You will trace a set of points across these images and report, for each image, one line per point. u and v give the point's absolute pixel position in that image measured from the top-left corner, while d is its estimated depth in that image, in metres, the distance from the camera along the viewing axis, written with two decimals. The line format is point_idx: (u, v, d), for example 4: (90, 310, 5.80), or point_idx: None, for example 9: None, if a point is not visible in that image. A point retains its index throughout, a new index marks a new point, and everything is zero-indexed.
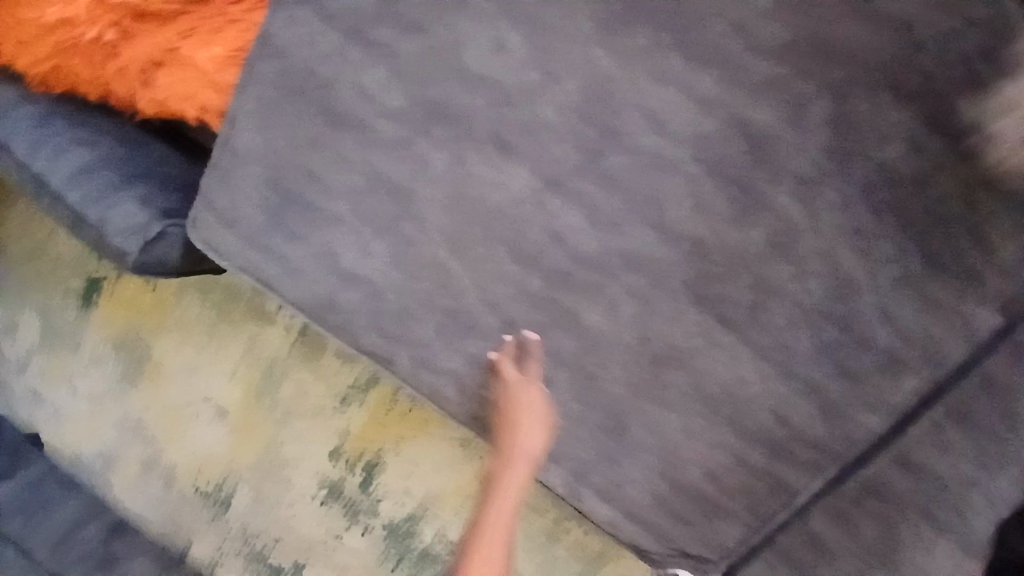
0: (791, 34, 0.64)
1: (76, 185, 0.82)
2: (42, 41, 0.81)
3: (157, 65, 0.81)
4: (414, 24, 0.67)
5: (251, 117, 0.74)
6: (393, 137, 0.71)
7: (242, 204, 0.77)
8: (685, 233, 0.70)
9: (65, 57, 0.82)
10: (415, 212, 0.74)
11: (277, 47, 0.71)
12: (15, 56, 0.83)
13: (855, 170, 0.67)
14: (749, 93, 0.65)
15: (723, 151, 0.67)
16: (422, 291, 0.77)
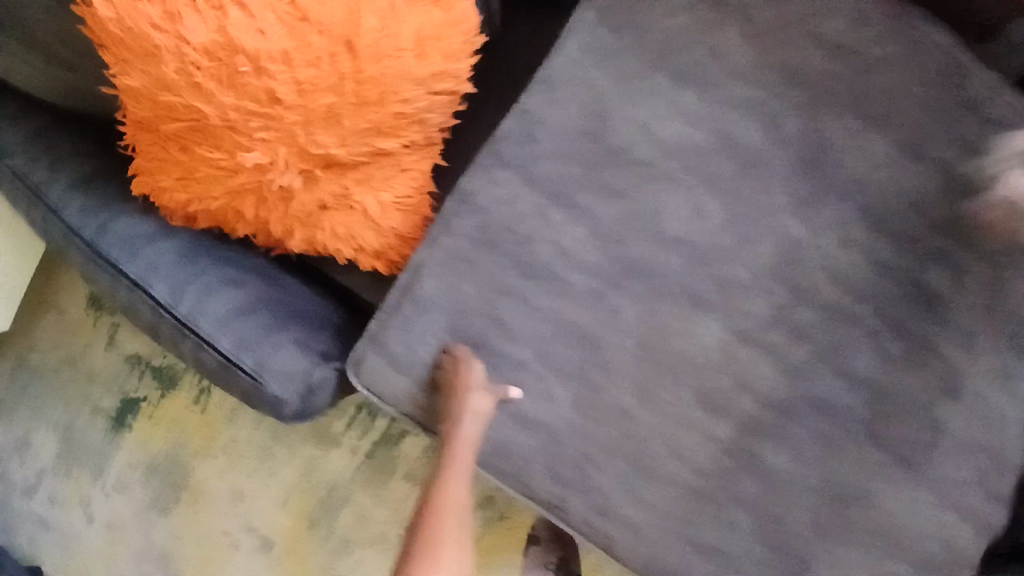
0: (953, 212, 0.71)
1: (230, 328, 0.76)
2: (213, 180, 0.70)
3: (323, 208, 0.77)
4: (616, 189, 0.70)
5: (440, 266, 0.74)
6: (585, 289, 0.73)
7: (419, 348, 0.76)
8: (866, 379, 0.73)
9: (229, 195, 0.73)
10: (604, 359, 0.74)
11: (477, 204, 0.73)
12: (167, 189, 0.72)
13: (1011, 326, 0.72)
14: (919, 258, 0.72)
15: (898, 308, 0.72)
16: (605, 437, 0.76)
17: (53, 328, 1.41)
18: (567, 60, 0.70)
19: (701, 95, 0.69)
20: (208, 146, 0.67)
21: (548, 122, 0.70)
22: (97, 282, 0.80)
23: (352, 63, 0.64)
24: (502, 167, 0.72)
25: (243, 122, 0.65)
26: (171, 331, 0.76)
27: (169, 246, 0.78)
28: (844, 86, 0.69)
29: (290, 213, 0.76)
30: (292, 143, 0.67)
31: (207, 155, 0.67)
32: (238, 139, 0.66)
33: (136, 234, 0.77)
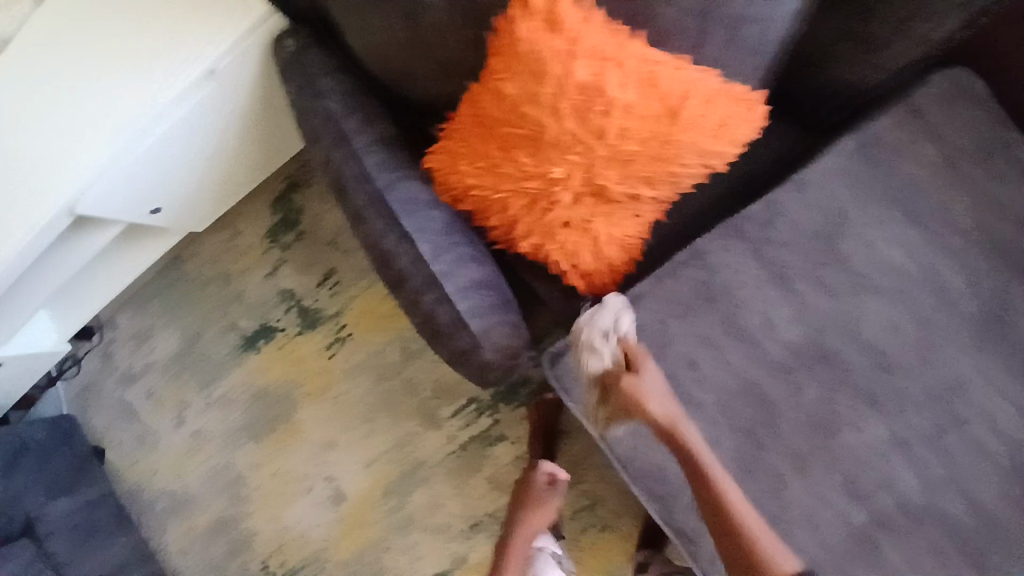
0: None
1: (467, 296, 0.90)
2: (507, 179, 0.86)
3: (566, 225, 0.90)
4: (831, 290, 0.86)
5: (660, 303, 0.87)
6: (778, 361, 0.87)
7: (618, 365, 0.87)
8: (990, 510, 0.82)
9: (507, 192, 0.88)
10: (775, 423, 0.86)
11: (709, 263, 0.87)
12: (465, 174, 0.89)
13: None
14: None
15: None
16: (750, 490, 0.84)
17: (221, 243, 1.52)
18: (817, 176, 0.88)
19: (915, 239, 0.87)
20: (524, 154, 0.81)
21: (789, 217, 0.87)
22: (362, 224, 0.94)
23: (668, 128, 0.78)
24: (738, 241, 0.87)
25: (563, 146, 0.79)
26: (421, 282, 0.89)
27: (439, 217, 0.93)
28: None
29: (541, 221, 0.90)
30: (587, 170, 0.81)
31: (518, 159, 0.82)
32: (551, 155, 0.80)
33: (417, 199, 0.92)
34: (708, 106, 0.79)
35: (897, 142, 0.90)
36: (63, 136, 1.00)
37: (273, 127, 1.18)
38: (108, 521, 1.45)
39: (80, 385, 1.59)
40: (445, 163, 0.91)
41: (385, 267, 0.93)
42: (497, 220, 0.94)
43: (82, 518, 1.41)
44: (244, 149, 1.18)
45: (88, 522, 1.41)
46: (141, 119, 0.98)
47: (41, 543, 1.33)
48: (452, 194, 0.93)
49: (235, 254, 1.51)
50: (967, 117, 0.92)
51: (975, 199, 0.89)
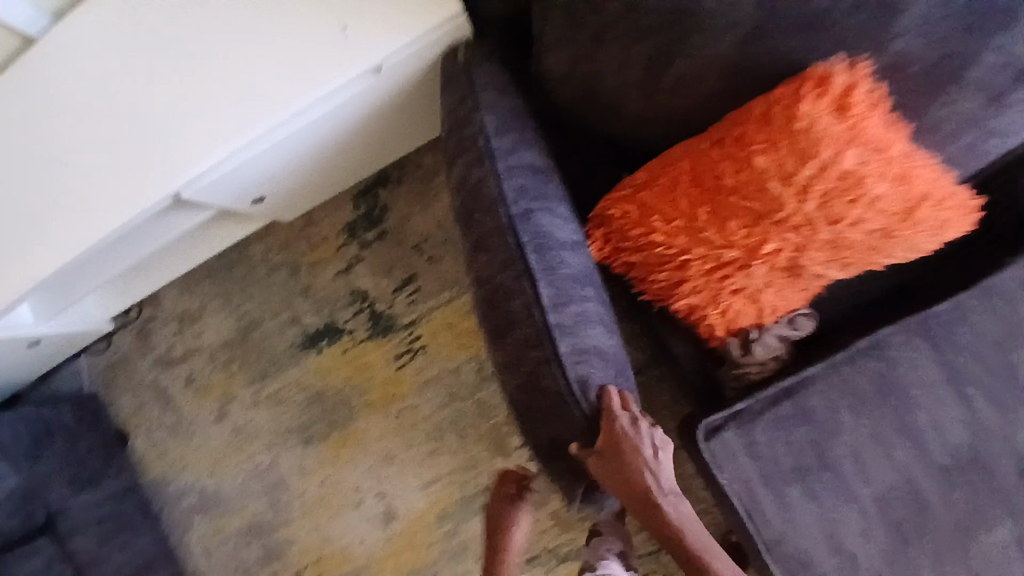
0: None
1: (582, 361, 0.80)
2: (705, 239, 0.82)
3: (740, 292, 0.84)
4: (1001, 399, 0.86)
5: (829, 388, 0.86)
6: (938, 463, 0.86)
7: (780, 448, 0.85)
8: None
9: (696, 251, 0.82)
10: (924, 517, 0.85)
11: (885, 355, 0.87)
12: (655, 225, 0.83)
13: None
14: None
15: None
16: None
17: (292, 231, 1.41)
18: (1012, 284, 0.87)
19: None
20: (736, 220, 0.80)
21: (969, 321, 0.88)
22: (486, 253, 0.83)
23: (893, 221, 0.79)
24: (916, 337, 0.88)
25: (785, 220, 0.78)
26: (532, 333, 0.80)
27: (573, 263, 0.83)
28: None
29: (718, 284, 0.84)
30: (797, 251, 0.80)
31: (728, 223, 0.80)
32: (770, 231, 0.79)
33: (552, 233, 0.83)
34: (933, 208, 0.79)
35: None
36: (207, 100, 0.91)
37: (408, 127, 1.12)
38: (137, 518, 1.28)
39: (114, 360, 1.44)
40: (630, 215, 0.84)
41: (497, 304, 0.83)
42: (664, 283, 0.87)
43: (109, 514, 1.23)
44: (373, 144, 1.10)
45: (116, 518, 1.24)
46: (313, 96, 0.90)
47: (64, 542, 1.15)
48: (622, 244, 0.87)
49: (307, 244, 1.40)
50: None
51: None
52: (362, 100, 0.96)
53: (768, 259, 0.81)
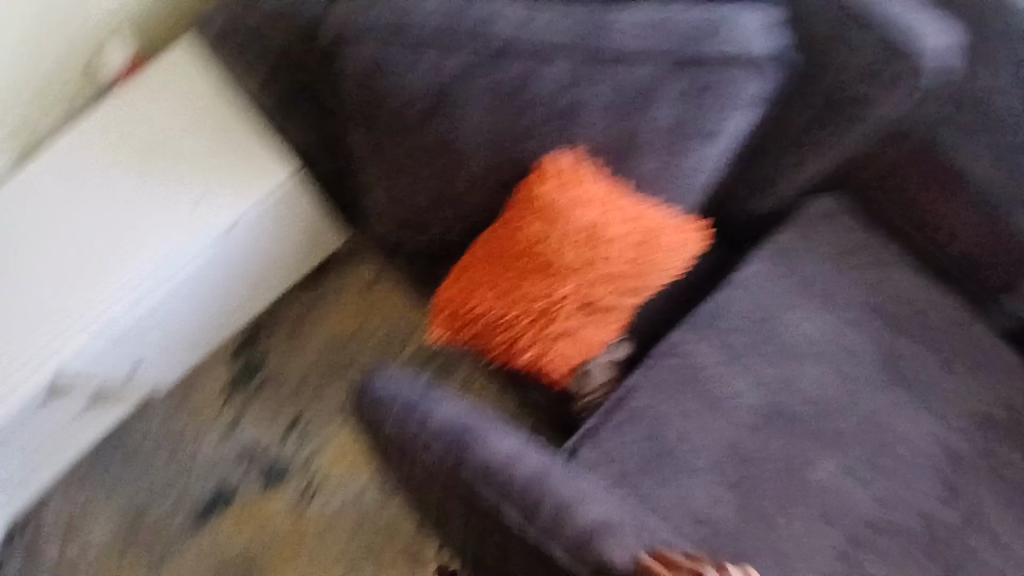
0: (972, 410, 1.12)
1: (503, 447, 0.89)
2: (518, 303, 1.04)
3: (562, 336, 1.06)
4: (771, 360, 1.11)
5: (647, 391, 1.07)
6: (749, 423, 1.06)
7: (626, 449, 1.04)
8: (912, 505, 1.06)
9: (515, 315, 1.04)
10: (755, 470, 1.04)
11: (679, 351, 1.10)
12: (477, 303, 1.05)
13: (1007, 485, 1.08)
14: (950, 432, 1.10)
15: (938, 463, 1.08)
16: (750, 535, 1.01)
17: (170, 406, 1.46)
18: (747, 275, 1.17)
19: (825, 317, 1.15)
20: (533, 282, 1.03)
21: (730, 310, 1.14)
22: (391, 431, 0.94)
23: (644, 248, 1.05)
24: (698, 333, 1.12)
25: (567, 271, 1.03)
26: (451, 448, 0.88)
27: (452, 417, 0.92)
28: (906, 321, 1.16)
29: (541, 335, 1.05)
30: (585, 292, 1.04)
31: (529, 286, 1.03)
32: (559, 283, 1.03)
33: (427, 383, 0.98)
34: (670, 232, 1.06)
35: (810, 243, 1.19)
36: (75, 287, 1.05)
37: (264, 283, 1.26)
38: None
39: None
40: (458, 301, 1.06)
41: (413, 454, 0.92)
42: (502, 340, 1.08)
43: None
44: (234, 304, 1.23)
45: None
46: (166, 262, 1.06)
47: None
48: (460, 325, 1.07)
49: (187, 415, 1.45)
50: (837, 222, 1.20)
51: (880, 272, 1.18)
52: (219, 263, 1.12)
53: (568, 304, 1.04)
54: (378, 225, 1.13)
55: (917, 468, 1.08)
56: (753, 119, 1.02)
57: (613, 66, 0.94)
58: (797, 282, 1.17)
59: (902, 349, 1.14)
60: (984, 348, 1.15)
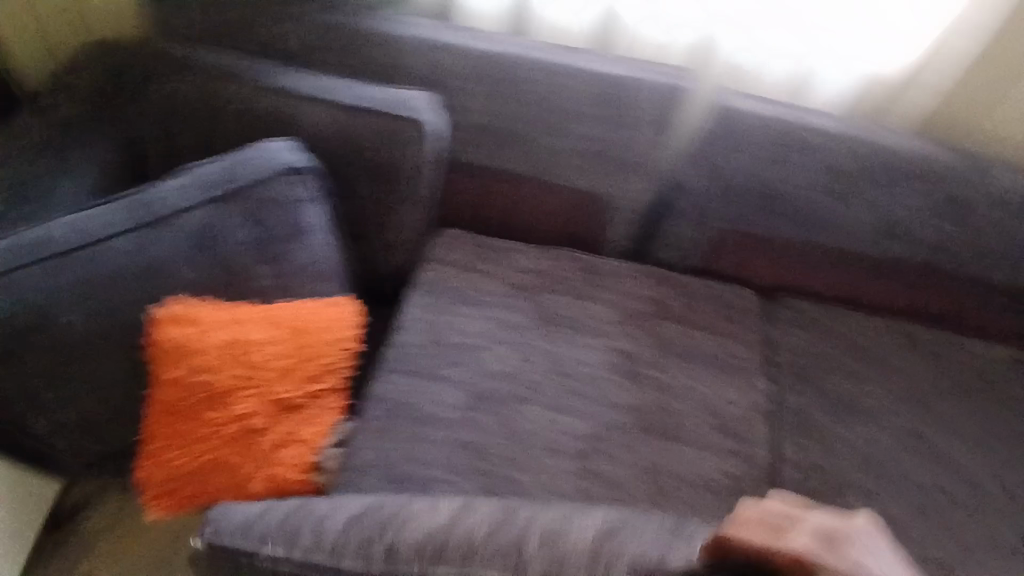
0: (619, 310, 1.36)
1: (414, 528, 0.80)
2: (218, 438, 1.13)
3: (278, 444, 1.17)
4: (456, 361, 1.26)
5: (368, 442, 1.17)
6: (461, 418, 1.20)
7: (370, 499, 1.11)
8: (614, 403, 1.27)
9: (224, 448, 1.14)
10: (482, 450, 1.17)
11: (378, 399, 1.21)
12: (184, 459, 1.12)
13: (666, 349, 1.33)
14: (612, 334, 1.34)
15: (615, 362, 1.31)
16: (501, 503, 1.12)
17: None
18: (410, 316, 1.30)
19: (481, 306, 1.33)
20: (219, 414, 1.12)
21: (407, 341, 1.27)
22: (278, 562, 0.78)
23: (298, 339, 1.18)
24: (390, 373, 1.24)
25: (242, 391, 1.13)
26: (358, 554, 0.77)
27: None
28: (542, 275, 1.39)
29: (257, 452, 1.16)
30: (270, 399, 1.15)
31: (217, 420, 1.12)
32: (242, 403, 1.13)
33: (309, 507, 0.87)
34: (317, 317, 1.20)
35: (444, 268, 1.36)
36: None
37: None
38: None
39: None
40: (167, 467, 1.12)
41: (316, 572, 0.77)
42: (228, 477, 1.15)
43: None
44: None
45: None
46: None
47: None
48: (182, 484, 1.13)
49: None
50: (453, 236, 1.42)
51: (506, 258, 1.40)
52: None
53: (262, 415, 1.15)
54: (57, 442, 1.15)
55: (603, 375, 1.29)
56: (320, 207, 1.20)
57: (166, 224, 1.11)
58: (452, 301, 1.33)
59: (550, 301, 1.36)
60: (601, 263, 1.43)
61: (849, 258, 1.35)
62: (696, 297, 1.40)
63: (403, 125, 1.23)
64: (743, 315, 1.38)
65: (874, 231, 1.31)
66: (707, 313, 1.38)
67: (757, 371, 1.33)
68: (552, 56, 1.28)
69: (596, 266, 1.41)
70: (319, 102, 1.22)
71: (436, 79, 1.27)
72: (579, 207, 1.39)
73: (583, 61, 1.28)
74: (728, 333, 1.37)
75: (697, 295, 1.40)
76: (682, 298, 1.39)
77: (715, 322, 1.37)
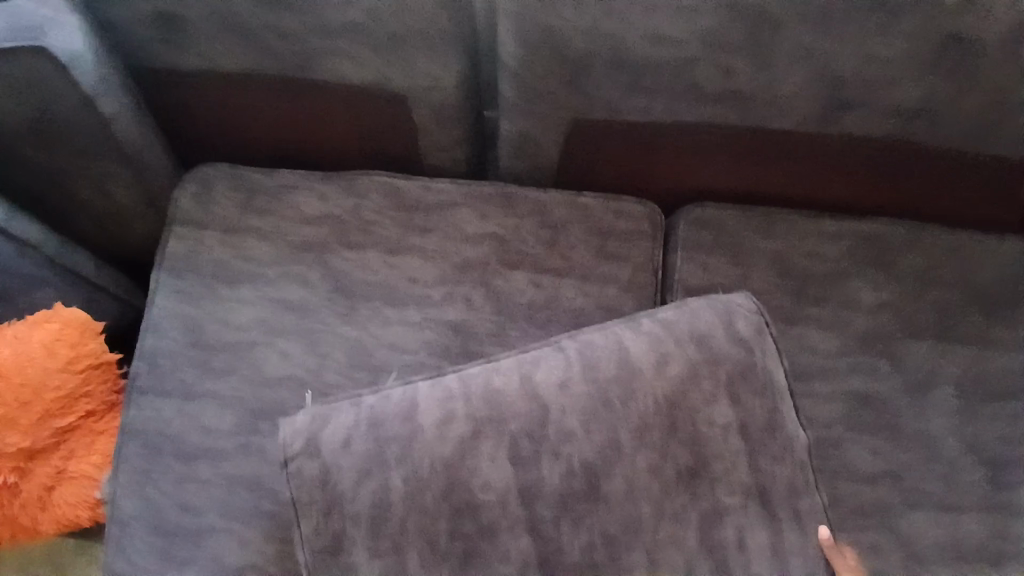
0: (446, 263, 0.96)
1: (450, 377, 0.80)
2: None
3: (50, 488, 0.98)
4: (224, 369, 0.94)
5: (127, 488, 0.92)
6: (237, 447, 0.92)
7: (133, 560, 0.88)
8: None
9: None
10: (267, 487, 0.90)
11: (135, 431, 0.94)
12: None
13: (517, 313, 0.94)
14: (437, 301, 0.94)
15: (445, 343, 0.92)
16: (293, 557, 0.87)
17: None
18: (159, 312, 0.96)
19: (254, 284, 0.96)
20: None
21: (160, 349, 0.95)
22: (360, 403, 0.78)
23: (4, 382, 0.90)
24: (143, 395, 0.95)
25: None
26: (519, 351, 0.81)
27: (347, 419, 0.74)
28: (336, 224, 0.98)
29: (26, 504, 0.97)
30: (2, 453, 0.92)
31: None
32: None
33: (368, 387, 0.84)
34: (22, 344, 0.92)
35: (198, 232, 0.98)
36: None
37: None
38: None
39: None
40: None
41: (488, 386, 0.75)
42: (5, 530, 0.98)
43: None
44: None
45: None
46: None
47: None
48: None
49: None
50: (208, 181, 1.00)
51: (283, 205, 0.99)
52: None
53: (3, 471, 0.93)
54: None
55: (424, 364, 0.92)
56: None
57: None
58: (211, 283, 0.96)
59: (345, 264, 0.96)
60: (420, 192, 0.99)
61: (776, 143, 0.90)
62: (560, 224, 0.97)
63: (12, 58, 0.79)
64: (625, 242, 0.97)
65: (815, 105, 0.83)
66: (572, 250, 0.96)
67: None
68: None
69: (410, 194, 0.99)
70: None
71: None
72: (368, 116, 0.95)
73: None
74: (606, 275, 0.95)
75: (561, 221, 0.97)
76: (538, 231, 0.97)
77: (587, 261, 0.96)
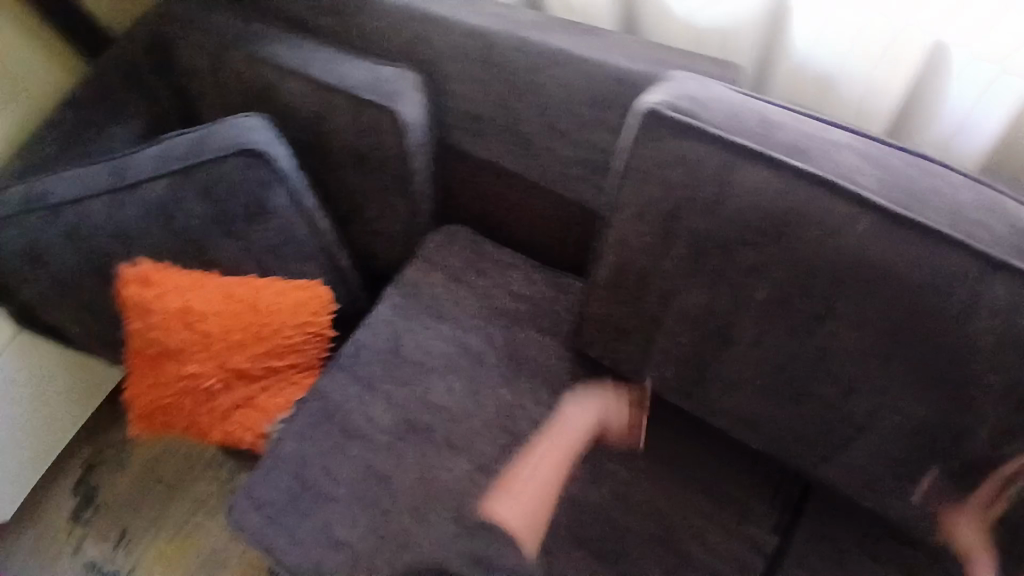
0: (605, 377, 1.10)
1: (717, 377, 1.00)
2: (171, 387, 1.19)
3: (237, 406, 1.21)
4: (404, 379, 1.14)
5: (296, 435, 1.12)
6: (383, 444, 1.09)
7: (273, 491, 1.08)
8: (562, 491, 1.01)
9: (180, 399, 1.19)
10: (391, 488, 1.05)
11: (321, 394, 1.16)
12: (148, 399, 1.20)
13: (652, 446, 1.03)
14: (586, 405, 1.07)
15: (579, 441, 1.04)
16: (383, 557, 0.99)
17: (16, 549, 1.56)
18: (378, 316, 1.21)
19: (455, 330, 1.16)
20: (171, 364, 1.18)
21: (366, 344, 1.18)
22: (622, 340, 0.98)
23: (253, 314, 1.19)
24: (339, 372, 1.17)
25: (193, 352, 1.18)
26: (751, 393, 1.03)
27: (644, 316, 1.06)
28: (533, 308, 1.17)
29: (212, 410, 1.20)
30: (223, 365, 1.19)
31: (170, 369, 1.18)
32: (196, 360, 1.18)
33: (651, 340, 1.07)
34: (281, 297, 1.20)
35: (432, 270, 1.23)
36: None
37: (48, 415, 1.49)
38: None
39: None
40: (137, 404, 1.21)
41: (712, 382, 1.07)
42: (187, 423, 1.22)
43: None
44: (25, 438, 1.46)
45: None
46: None
47: None
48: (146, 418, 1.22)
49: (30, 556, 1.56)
50: (458, 238, 1.26)
51: (501, 275, 1.21)
52: None
53: (215, 375, 1.19)
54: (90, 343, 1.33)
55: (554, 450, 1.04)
56: (289, 191, 1.17)
57: (131, 191, 1.14)
58: (425, 312, 1.19)
59: (528, 339, 1.15)
60: None
61: None
62: None
63: (379, 113, 1.09)
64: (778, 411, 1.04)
65: None
66: None
67: (764, 518, 0.97)
68: (554, 42, 1.02)
69: None
70: (303, 77, 1.13)
71: (435, 62, 1.11)
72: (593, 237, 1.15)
73: (593, 52, 1.00)
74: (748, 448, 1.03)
75: None
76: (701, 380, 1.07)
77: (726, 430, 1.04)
